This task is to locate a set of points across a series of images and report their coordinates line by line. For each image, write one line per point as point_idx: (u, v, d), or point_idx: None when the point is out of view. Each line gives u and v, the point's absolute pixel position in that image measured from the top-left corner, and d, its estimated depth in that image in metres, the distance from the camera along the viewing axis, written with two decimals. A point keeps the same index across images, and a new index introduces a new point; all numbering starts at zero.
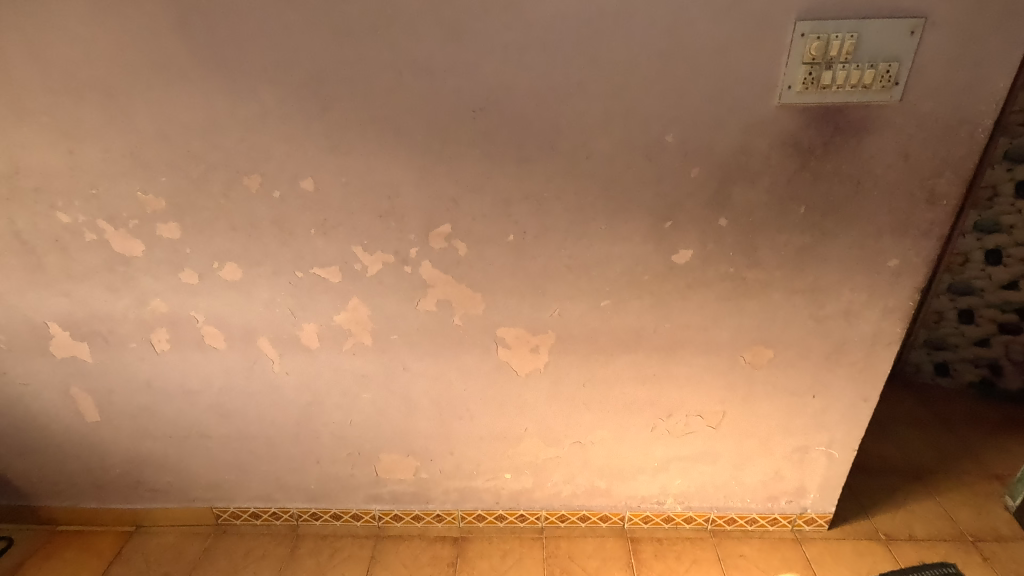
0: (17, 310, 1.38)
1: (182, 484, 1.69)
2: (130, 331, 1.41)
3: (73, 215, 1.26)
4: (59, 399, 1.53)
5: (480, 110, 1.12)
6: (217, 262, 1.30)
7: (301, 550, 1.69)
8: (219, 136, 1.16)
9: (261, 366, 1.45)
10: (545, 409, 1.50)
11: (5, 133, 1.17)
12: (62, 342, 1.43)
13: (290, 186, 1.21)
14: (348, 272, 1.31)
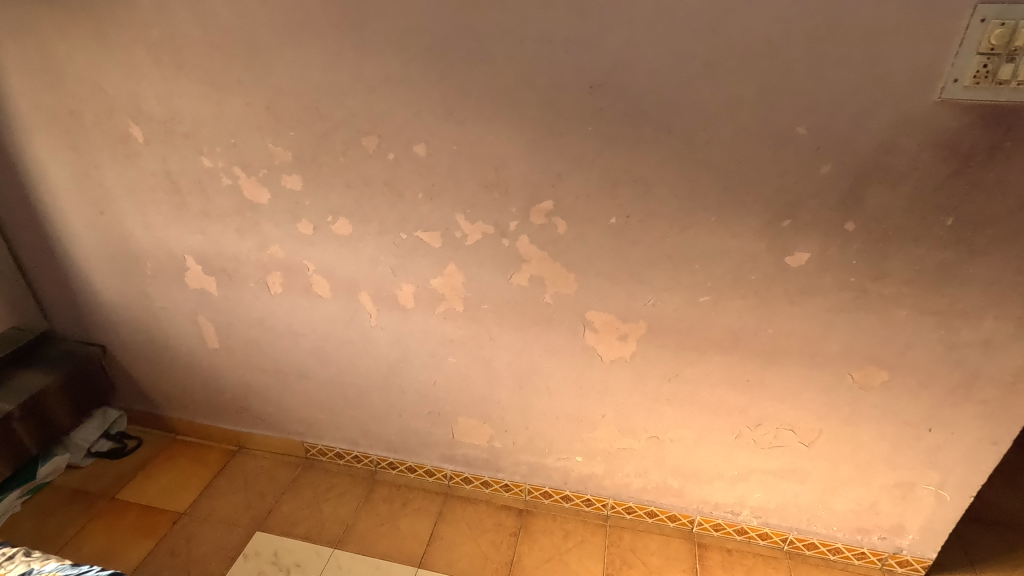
0: (162, 242, 1.56)
1: (281, 415, 1.85)
2: (251, 272, 1.54)
3: (214, 160, 1.38)
4: (188, 325, 1.71)
5: (598, 86, 1.09)
6: (331, 216, 1.39)
7: (376, 495, 1.80)
8: (345, 96, 1.22)
9: (359, 318, 1.54)
10: (626, 398, 1.48)
11: (167, 82, 1.30)
12: (195, 274, 1.60)
13: (404, 149, 1.25)
14: (449, 238, 1.34)
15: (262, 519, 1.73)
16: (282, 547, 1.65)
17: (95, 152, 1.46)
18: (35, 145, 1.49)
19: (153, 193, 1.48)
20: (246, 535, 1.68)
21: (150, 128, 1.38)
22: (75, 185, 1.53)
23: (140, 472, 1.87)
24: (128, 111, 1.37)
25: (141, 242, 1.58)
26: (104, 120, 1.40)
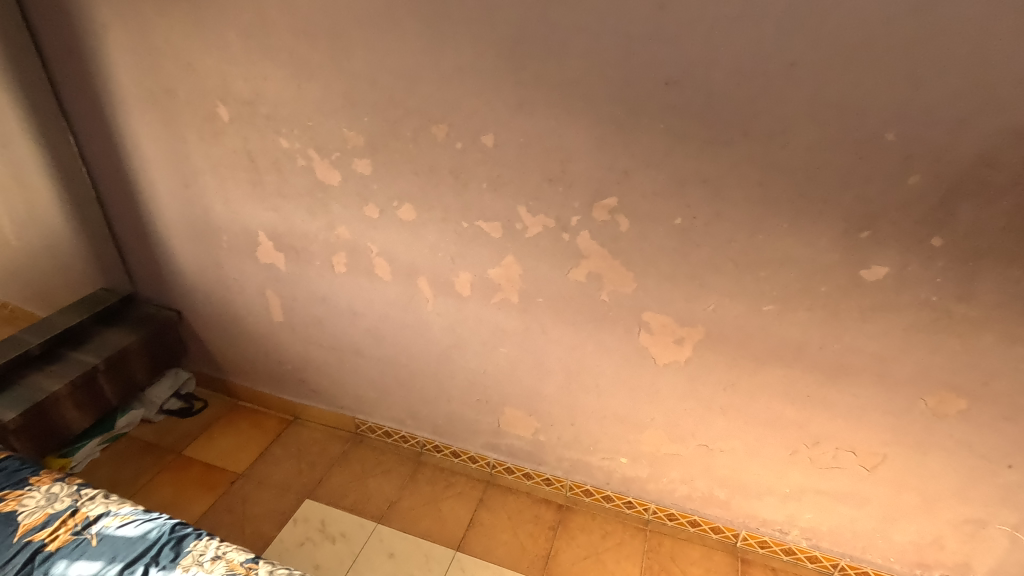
0: (239, 217, 1.65)
1: (335, 390, 1.92)
2: (318, 251, 1.61)
3: (292, 141, 1.45)
4: (256, 297, 1.81)
5: (673, 83, 1.06)
6: (397, 201, 1.43)
7: (420, 476, 1.85)
8: (419, 84, 1.24)
9: (416, 302, 1.58)
10: (677, 403, 1.45)
11: (254, 65, 1.37)
12: (266, 250, 1.68)
13: (473, 139, 1.27)
14: (510, 230, 1.35)
15: (312, 487, 1.81)
16: (329, 516, 1.72)
17: (184, 129, 1.55)
18: (133, 120, 1.60)
19: (234, 170, 1.57)
20: (297, 501, 1.76)
21: (235, 109, 1.46)
22: (165, 159, 1.64)
23: (205, 432, 1.99)
24: (217, 92, 1.45)
25: (220, 217, 1.68)
26: (194, 99, 1.49)
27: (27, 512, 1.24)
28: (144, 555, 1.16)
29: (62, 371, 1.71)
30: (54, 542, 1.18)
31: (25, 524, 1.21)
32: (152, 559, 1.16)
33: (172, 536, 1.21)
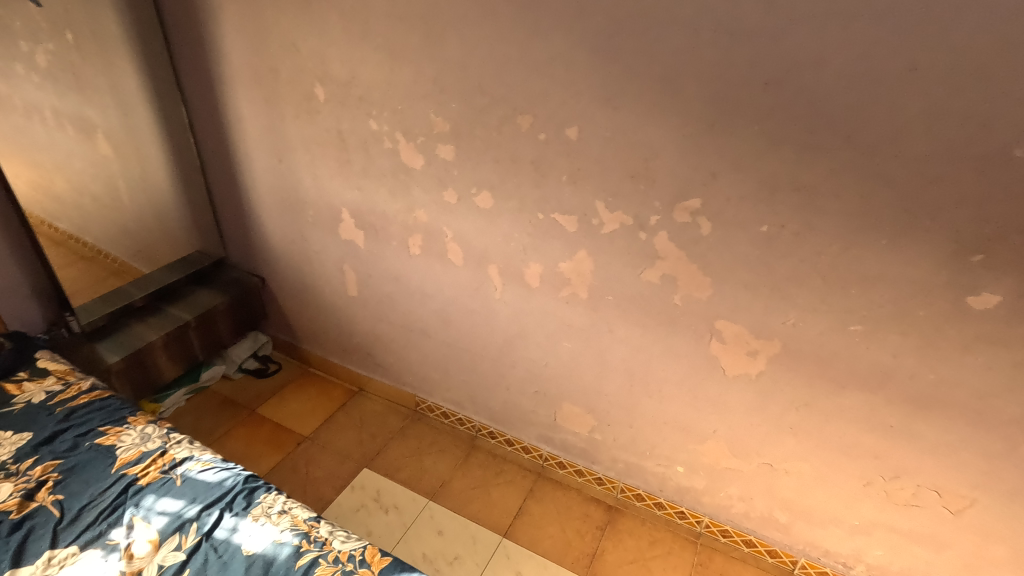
0: (325, 193, 1.73)
1: (400, 367, 1.99)
2: (395, 231, 1.66)
3: (381, 124, 1.50)
4: (334, 271, 1.90)
5: (773, 83, 1.01)
6: (475, 188, 1.45)
7: (473, 459, 1.88)
8: (508, 73, 1.25)
9: (485, 289, 1.60)
10: (743, 417, 1.39)
11: (352, 48, 1.42)
12: (348, 227, 1.76)
13: (556, 131, 1.26)
14: (585, 225, 1.34)
15: (371, 458, 1.88)
16: (384, 487, 1.79)
17: (283, 107, 1.64)
18: (238, 96, 1.71)
19: (324, 149, 1.64)
20: (355, 469, 1.84)
21: (331, 90, 1.52)
22: (263, 134, 1.74)
23: (277, 393, 2.12)
24: (316, 73, 1.52)
25: (308, 192, 1.77)
26: (295, 79, 1.57)
27: (125, 448, 1.37)
28: (220, 500, 1.26)
29: (160, 323, 1.87)
30: (145, 477, 1.30)
31: (121, 458, 1.34)
32: (227, 505, 1.25)
33: (245, 486, 1.30)
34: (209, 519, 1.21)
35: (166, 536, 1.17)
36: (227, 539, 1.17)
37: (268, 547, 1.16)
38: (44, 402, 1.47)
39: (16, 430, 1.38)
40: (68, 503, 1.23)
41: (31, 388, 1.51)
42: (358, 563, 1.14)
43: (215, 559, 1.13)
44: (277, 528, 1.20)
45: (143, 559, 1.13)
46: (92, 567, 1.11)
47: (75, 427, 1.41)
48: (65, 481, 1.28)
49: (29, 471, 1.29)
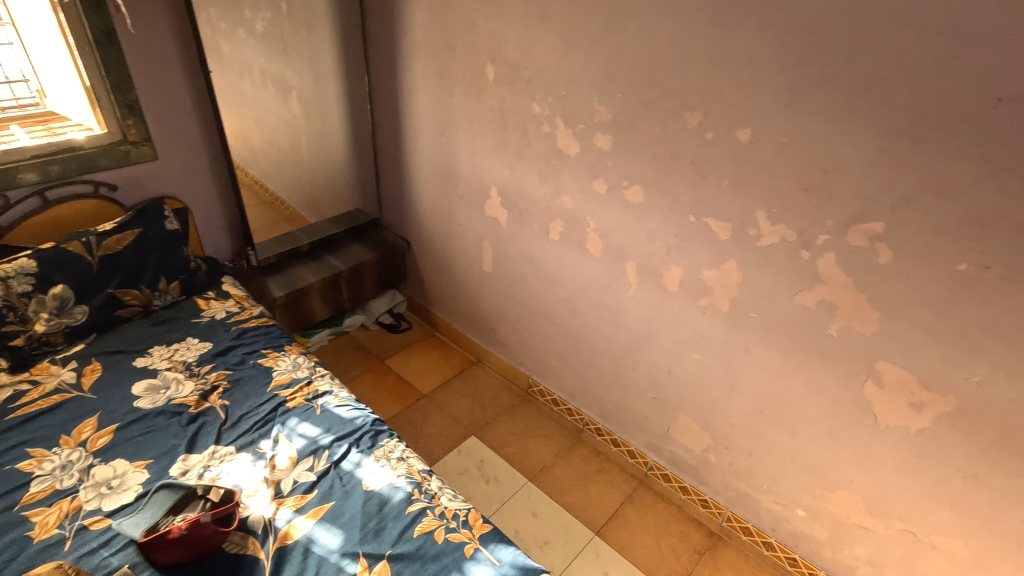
0: (478, 170, 1.81)
1: (519, 347, 2.04)
2: (538, 214, 1.69)
3: (543, 107, 1.52)
4: (474, 245, 1.98)
5: (1008, 100, 0.86)
6: (627, 182, 1.42)
7: (576, 452, 1.89)
8: (684, 67, 1.20)
9: (619, 285, 1.58)
10: (889, 474, 1.24)
11: (528, 31, 1.45)
12: (494, 204, 1.82)
13: (726, 132, 1.19)
14: (740, 234, 1.26)
15: (479, 427, 1.96)
16: (488, 458, 1.85)
17: (454, 83, 1.73)
18: (415, 70, 1.84)
19: (484, 127, 1.71)
20: (464, 435, 1.93)
21: (501, 70, 1.57)
22: (431, 108, 1.86)
23: (404, 349, 2.28)
24: (489, 53, 1.58)
25: (462, 166, 1.86)
26: (468, 57, 1.64)
27: (279, 372, 1.56)
28: (350, 435, 1.38)
29: (319, 268, 2.08)
30: (292, 401, 1.47)
31: (276, 380, 1.53)
32: (355, 441, 1.37)
33: (372, 428, 1.42)
34: (339, 450, 1.34)
35: (302, 456, 1.32)
36: (352, 472, 1.29)
37: (385, 488, 1.26)
38: (224, 320, 1.72)
39: (201, 338, 1.64)
40: (231, 409, 1.43)
41: (216, 306, 1.78)
42: (461, 523, 1.20)
43: (339, 487, 1.26)
44: (394, 473, 1.30)
45: (283, 472, 1.28)
46: (243, 468, 1.28)
47: (244, 345, 1.63)
48: (232, 389, 1.49)
49: (206, 375, 1.52)
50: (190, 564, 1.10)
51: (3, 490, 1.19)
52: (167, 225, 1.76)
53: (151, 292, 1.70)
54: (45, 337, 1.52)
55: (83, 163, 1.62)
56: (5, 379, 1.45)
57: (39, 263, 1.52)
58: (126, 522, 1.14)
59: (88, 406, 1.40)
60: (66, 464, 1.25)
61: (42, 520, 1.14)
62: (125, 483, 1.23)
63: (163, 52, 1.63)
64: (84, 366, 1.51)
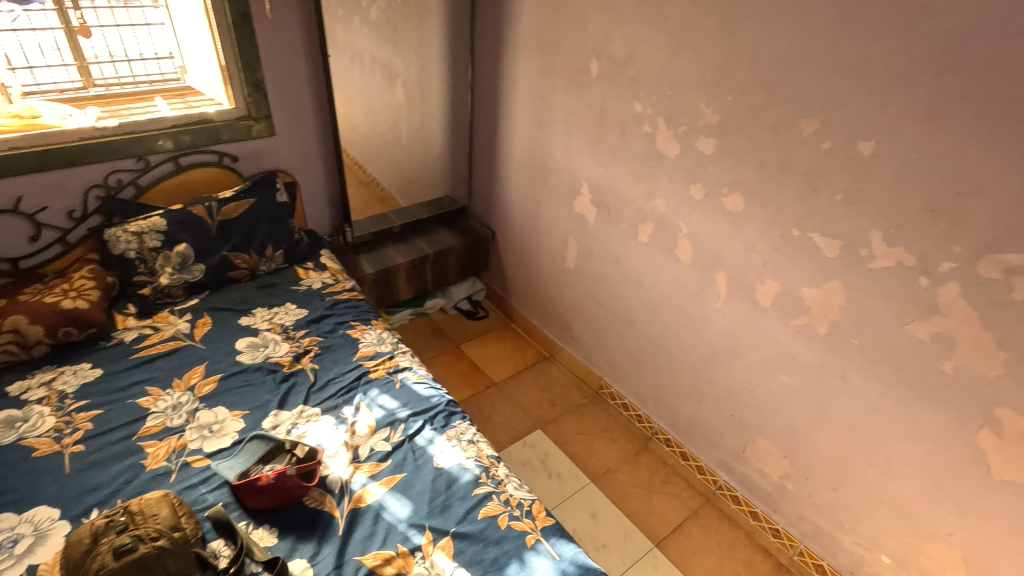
0: (571, 166, 1.80)
1: (594, 347, 2.03)
2: (628, 215, 1.67)
3: (645, 107, 1.49)
4: (558, 240, 1.98)
5: None
6: (727, 189, 1.37)
7: (642, 460, 1.85)
8: (805, 72, 1.14)
9: (706, 295, 1.53)
10: (996, 533, 1.13)
11: (638, 28, 1.43)
12: (583, 201, 1.81)
13: (845, 143, 1.11)
14: (848, 253, 1.18)
15: (546, 422, 1.97)
16: (552, 453, 1.86)
17: (555, 78, 1.73)
18: (519, 62, 1.86)
19: (582, 123, 1.70)
20: (530, 427, 1.95)
21: (605, 67, 1.56)
22: (531, 101, 1.87)
23: (479, 336, 2.33)
24: (595, 49, 1.57)
25: (555, 161, 1.86)
26: (574, 52, 1.64)
27: (365, 344, 1.64)
28: (425, 412, 1.44)
29: (407, 250, 2.16)
30: (375, 372, 1.54)
31: (361, 351, 1.61)
32: (429, 419, 1.42)
33: (446, 408, 1.47)
34: (414, 425, 1.39)
35: (380, 426, 1.39)
36: (424, 447, 1.34)
37: (454, 467, 1.30)
38: (319, 290, 1.83)
39: (297, 305, 1.75)
40: (319, 373, 1.53)
41: (313, 276, 1.90)
42: (524, 513, 1.22)
43: (412, 460, 1.31)
44: (464, 454, 1.34)
45: (361, 438, 1.35)
46: (326, 430, 1.37)
47: (335, 315, 1.74)
48: (321, 355, 1.58)
49: (300, 339, 1.63)
50: (273, 511, 1.18)
51: (126, 420, 1.34)
52: (278, 196, 1.89)
53: (259, 257, 1.84)
54: (167, 289, 1.69)
55: (207, 135, 1.77)
56: (132, 322, 1.62)
57: (167, 223, 1.70)
58: (223, 464, 1.25)
59: (199, 355, 1.54)
60: (177, 405, 1.39)
61: (154, 452, 1.28)
62: (223, 429, 1.34)
63: (289, 36, 1.75)
64: (197, 318, 1.67)
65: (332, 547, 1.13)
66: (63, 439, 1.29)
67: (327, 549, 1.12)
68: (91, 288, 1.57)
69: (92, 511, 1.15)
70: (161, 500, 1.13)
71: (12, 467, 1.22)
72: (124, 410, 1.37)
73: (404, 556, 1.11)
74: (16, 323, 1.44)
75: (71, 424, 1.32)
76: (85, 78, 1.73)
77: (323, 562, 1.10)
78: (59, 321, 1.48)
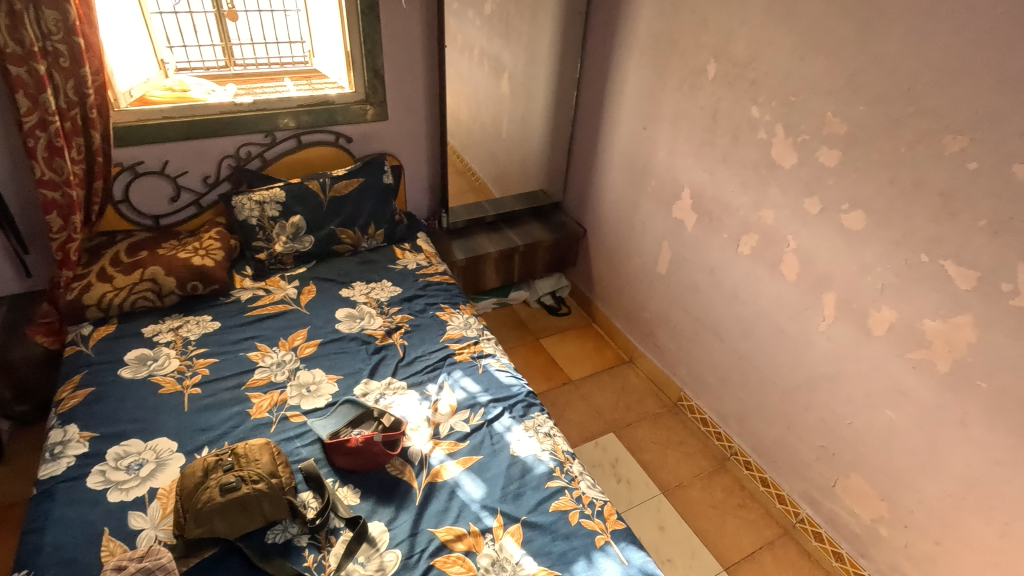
0: (674, 169, 1.75)
1: (678, 356, 1.97)
2: (731, 225, 1.60)
3: (763, 112, 1.42)
4: (652, 244, 1.94)
5: None
6: (848, 205, 1.28)
7: (718, 479, 1.78)
8: (957, 83, 1.03)
9: (810, 316, 1.44)
10: None
11: (765, 29, 1.36)
12: (683, 206, 1.76)
13: (997, 164, 1.01)
14: (986, 287, 1.07)
15: (620, 426, 1.94)
16: (624, 459, 1.83)
17: (668, 77, 1.69)
18: (631, 60, 1.83)
19: (691, 126, 1.65)
20: (603, 429, 1.93)
21: (724, 68, 1.50)
22: (639, 100, 1.84)
23: (560, 332, 2.33)
24: (715, 49, 1.51)
25: (658, 163, 1.82)
26: (691, 52, 1.59)
27: (452, 327, 1.69)
28: (505, 399, 1.46)
29: (498, 240, 2.20)
30: (459, 355, 1.59)
31: (449, 333, 1.67)
32: (509, 407, 1.45)
33: (525, 398, 1.49)
34: (494, 411, 1.42)
35: (461, 407, 1.43)
36: (502, 434, 1.37)
37: (529, 458, 1.32)
38: (414, 270, 1.91)
39: (393, 283, 1.84)
40: (408, 350, 1.59)
41: (409, 257, 1.98)
42: (595, 512, 1.21)
43: (489, 444, 1.34)
44: (540, 446, 1.35)
45: (442, 416, 1.40)
46: (410, 404, 1.43)
47: (426, 296, 1.80)
48: (411, 332, 1.65)
49: (393, 315, 1.71)
50: (358, 473, 1.25)
51: (237, 370, 1.47)
52: (384, 178, 1.99)
53: (362, 234, 1.95)
54: (280, 256, 1.83)
55: (325, 115, 1.88)
56: (248, 283, 1.77)
57: (286, 195, 1.84)
58: (317, 422, 1.34)
59: (303, 319, 1.66)
60: (280, 363, 1.51)
61: (258, 402, 1.39)
62: (319, 390, 1.44)
63: (410, 25, 1.83)
64: (303, 286, 1.79)
65: (408, 515, 1.18)
66: (184, 380, 1.43)
67: (404, 516, 1.18)
68: (216, 249, 1.73)
69: (204, 449, 1.27)
70: (263, 448, 1.23)
71: (142, 399, 1.37)
72: (236, 361, 1.50)
73: (474, 535, 1.15)
74: (154, 273, 1.62)
75: (192, 368, 1.47)
76: (228, 58, 1.90)
77: (399, 528, 1.16)
78: (188, 275, 1.64)
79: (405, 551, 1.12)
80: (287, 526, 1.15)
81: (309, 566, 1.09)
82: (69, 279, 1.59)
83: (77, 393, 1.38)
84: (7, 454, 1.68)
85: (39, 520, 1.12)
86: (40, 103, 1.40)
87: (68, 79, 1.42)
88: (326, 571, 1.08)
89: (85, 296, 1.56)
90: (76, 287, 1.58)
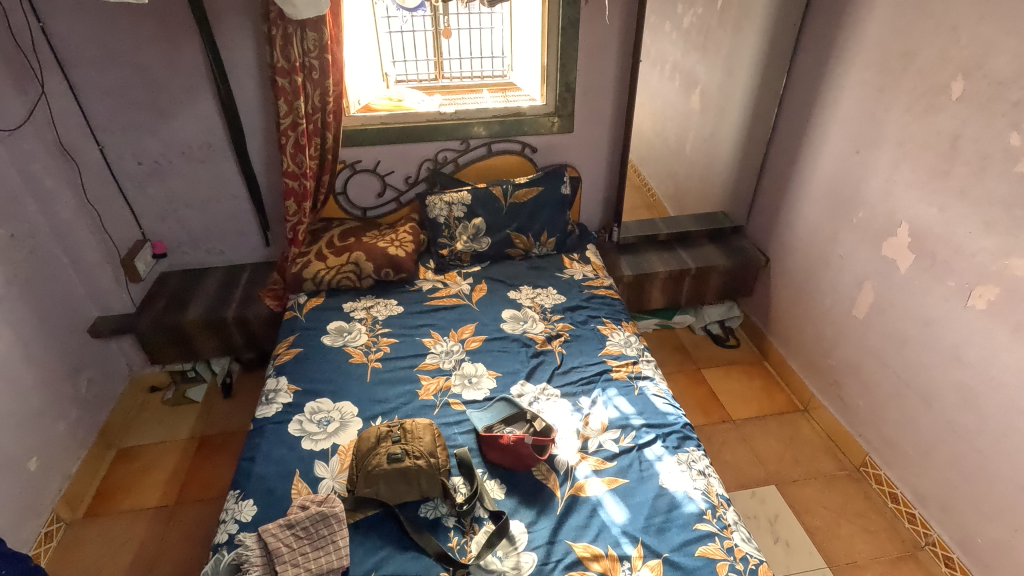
0: (891, 200, 1.52)
1: (867, 416, 1.71)
2: (962, 272, 1.34)
3: None
4: (850, 283, 1.71)
5: None
6: None
7: (904, 568, 1.51)
8: None
9: None
10: None
11: None
12: (897, 245, 1.52)
13: None
14: None
15: (784, 480, 1.74)
16: (785, 517, 1.64)
17: (897, 96, 1.47)
18: (849, 75, 1.63)
19: (921, 153, 1.42)
20: (764, 479, 1.75)
21: (975, 87, 1.26)
22: (855, 120, 1.63)
23: (724, 365, 2.17)
24: (966, 64, 1.28)
25: (870, 193, 1.59)
26: (931, 67, 1.37)
27: (612, 342, 1.67)
28: (659, 427, 1.40)
29: (669, 259, 2.12)
30: (617, 372, 1.57)
31: (608, 348, 1.65)
32: (663, 435, 1.39)
33: (681, 430, 1.41)
34: (646, 436, 1.37)
35: (612, 426, 1.40)
36: (652, 461, 1.32)
37: (679, 493, 1.25)
38: (580, 281, 1.93)
39: (558, 291, 1.88)
40: (565, 359, 1.61)
41: (577, 267, 2.00)
42: (748, 569, 1.11)
43: (637, 469, 1.30)
44: (692, 484, 1.27)
45: (593, 431, 1.39)
46: (562, 412, 1.44)
47: (590, 308, 1.81)
48: (570, 342, 1.67)
49: (555, 322, 1.74)
50: (506, 470, 1.30)
51: (412, 353, 1.63)
52: (562, 188, 2.04)
53: (534, 240, 2.02)
54: (460, 254, 1.98)
55: (515, 126, 1.98)
56: (430, 275, 1.94)
57: (472, 198, 1.98)
58: (474, 413, 1.43)
59: (472, 314, 1.77)
60: (449, 352, 1.63)
61: (426, 385, 1.52)
62: (479, 383, 1.53)
63: (607, 41, 1.85)
64: (476, 284, 1.91)
65: (547, 522, 1.19)
66: (369, 354, 1.62)
67: (544, 522, 1.19)
68: (408, 241, 1.93)
69: (378, 418, 1.43)
70: (426, 428, 1.33)
71: (337, 364, 1.59)
72: (412, 344, 1.66)
73: (612, 559, 1.12)
74: (357, 258, 1.86)
75: (377, 344, 1.66)
76: (437, 72, 2.06)
77: (538, 532, 1.18)
78: (383, 263, 1.86)
79: (541, 556, 1.13)
80: (438, 505, 1.24)
81: (453, 547, 1.16)
82: (296, 254, 1.90)
83: (290, 351, 1.64)
84: (234, 390, 2.07)
85: (252, 451, 1.35)
86: (294, 107, 1.70)
87: (316, 88, 1.69)
88: (467, 556, 1.14)
89: (305, 271, 1.85)
90: (300, 262, 1.88)
